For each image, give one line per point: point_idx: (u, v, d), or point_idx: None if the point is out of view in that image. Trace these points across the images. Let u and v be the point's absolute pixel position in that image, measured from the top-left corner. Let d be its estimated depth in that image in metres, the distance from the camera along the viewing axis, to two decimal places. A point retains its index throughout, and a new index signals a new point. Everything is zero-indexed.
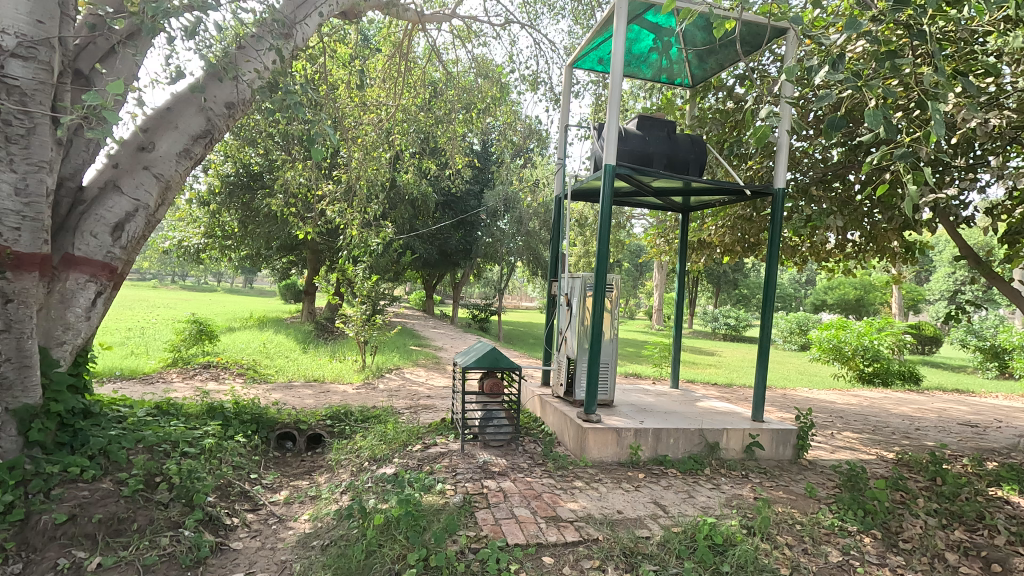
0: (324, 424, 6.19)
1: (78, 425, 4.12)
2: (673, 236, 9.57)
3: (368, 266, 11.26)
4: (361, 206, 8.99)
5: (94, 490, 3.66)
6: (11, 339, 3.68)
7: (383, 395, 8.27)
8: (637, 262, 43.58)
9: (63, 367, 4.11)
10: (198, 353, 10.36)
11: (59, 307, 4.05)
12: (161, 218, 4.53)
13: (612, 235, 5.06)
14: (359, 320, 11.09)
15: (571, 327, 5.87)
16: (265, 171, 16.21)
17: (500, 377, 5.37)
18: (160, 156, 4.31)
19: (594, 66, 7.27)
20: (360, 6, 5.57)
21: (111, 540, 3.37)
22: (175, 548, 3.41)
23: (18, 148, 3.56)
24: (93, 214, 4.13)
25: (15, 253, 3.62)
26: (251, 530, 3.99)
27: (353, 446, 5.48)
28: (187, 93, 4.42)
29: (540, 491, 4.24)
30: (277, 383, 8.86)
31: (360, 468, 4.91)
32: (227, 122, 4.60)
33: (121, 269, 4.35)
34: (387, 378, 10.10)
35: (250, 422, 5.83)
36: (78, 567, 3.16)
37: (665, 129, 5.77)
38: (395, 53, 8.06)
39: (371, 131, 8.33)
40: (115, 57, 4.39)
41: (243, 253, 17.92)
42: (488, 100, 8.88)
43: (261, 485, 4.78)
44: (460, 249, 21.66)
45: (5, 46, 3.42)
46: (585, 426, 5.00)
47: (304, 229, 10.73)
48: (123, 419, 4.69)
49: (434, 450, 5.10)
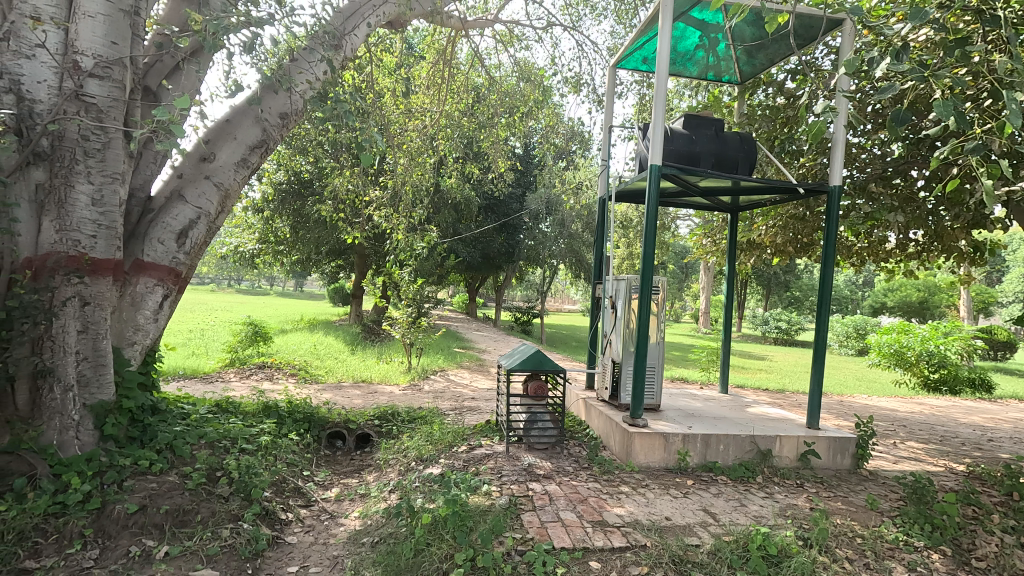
0: (372, 424, 6.36)
1: (148, 421, 4.31)
2: (722, 236, 9.31)
3: (413, 270, 11.50)
4: (406, 210, 9.20)
5: (162, 482, 3.82)
6: (88, 338, 3.90)
7: (429, 397, 8.40)
8: (682, 264, 42.72)
9: (133, 366, 4.35)
10: (254, 353, 10.78)
11: (131, 309, 4.32)
12: (221, 225, 4.83)
13: (658, 240, 5.00)
14: (404, 322, 11.30)
15: (615, 330, 5.82)
16: (315, 178, 16.73)
17: (544, 379, 5.38)
18: (220, 166, 4.61)
19: (638, 66, 7.19)
20: (405, 15, 5.75)
21: (178, 531, 3.53)
22: (235, 540, 3.55)
23: (94, 161, 3.82)
24: (160, 222, 4.40)
25: (92, 259, 3.86)
26: (305, 526, 4.12)
27: (401, 446, 5.60)
28: (244, 105, 4.71)
29: (585, 495, 4.21)
30: (328, 384, 9.11)
31: (407, 468, 5.00)
32: (281, 132, 4.89)
33: (185, 273, 4.63)
34: (433, 380, 10.24)
35: (302, 421, 5.99)
36: (148, 555, 3.32)
37: (712, 127, 5.65)
38: (438, 62, 8.22)
39: (416, 137, 8.54)
40: (180, 74, 4.66)
41: (294, 258, 18.53)
42: (530, 103, 9.06)
43: (312, 482, 4.92)
44: (503, 253, 21.85)
45: (83, 66, 3.72)
46: (631, 430, 4.93)
47: (353, 234, 11.05)
48: (186, 416, 4.92)
49: (479, 451, 5.15)
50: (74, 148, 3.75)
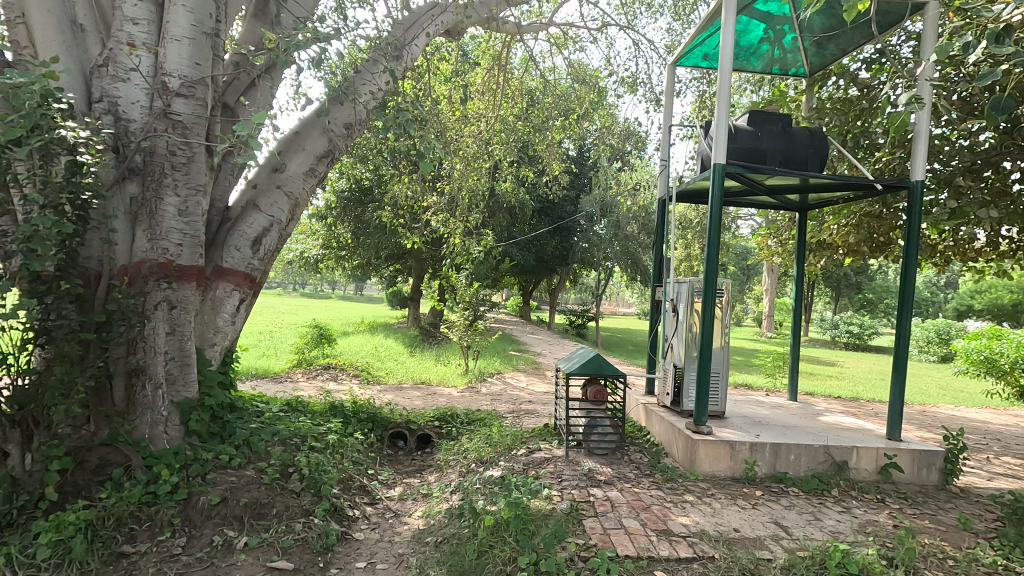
0: (432, 425, 6.47)
1: (227, 418, 4.57)
2: (788, 236, 8.90)
3: (470, 274, 11.66)
4: (463, 215, 9.34)
5: (241, 476, 4.04)
6: (175, 340, 4.17)
7: (486, 399, 8.48)
8: (743, 266, 41.17)
9: (213, 366, 4.63)
10: (319, 354, 11.25)
11: (211, 313, 4.59)
12: (291, 232, 5.08)
13: (723, 242, 4.84)
14: (461, 325, 11.47)
15: (677, 334, 5.67)
16: (375, 185, 17.30)
17: (604, 384, 5.26)
18: (291, 176, 4.85)
19: (698, 63, 6.99)
20: (463, 23, 5.86)
21: (255, 522, 3.72)
22: (307, 534, 3.72)
23: (180, 174, 4.09)
24: (237, 230, 4.67)
25: (179, 265, 4.12)
26: (371, 523, 4.25)
27: (460, 447, 5.67)
28: (312, 117, 4.95)
29: (649, 503, 4.11)
30: (389, 385, 9.37)
31: (468, 470, 5.06)
32: (346, 142, 5.10)
33: (259, 279, 4.90)
34: (490, 382, 10.33)
35: (366, 420, 6.19)
36: (230, 544, 3.52)
37: (779, 123, 5.41)
38: (493, 67, 8.31)
39: (472, 143, 8.68)
40: (255, 90, 4.93)
41: (356, 263, 19.21)
42: (585, 105, 8.99)
43: (377, 480, 5.06)
44: (557, 256, 21.80)
45: (171, 87, 4.00)
46: (695, 438, 4.78)
47: (411, 238, 11.33)
48: (260, 414, 5.18)
49: (539, 455, 5.14)
50: (164, 163, 4.04)
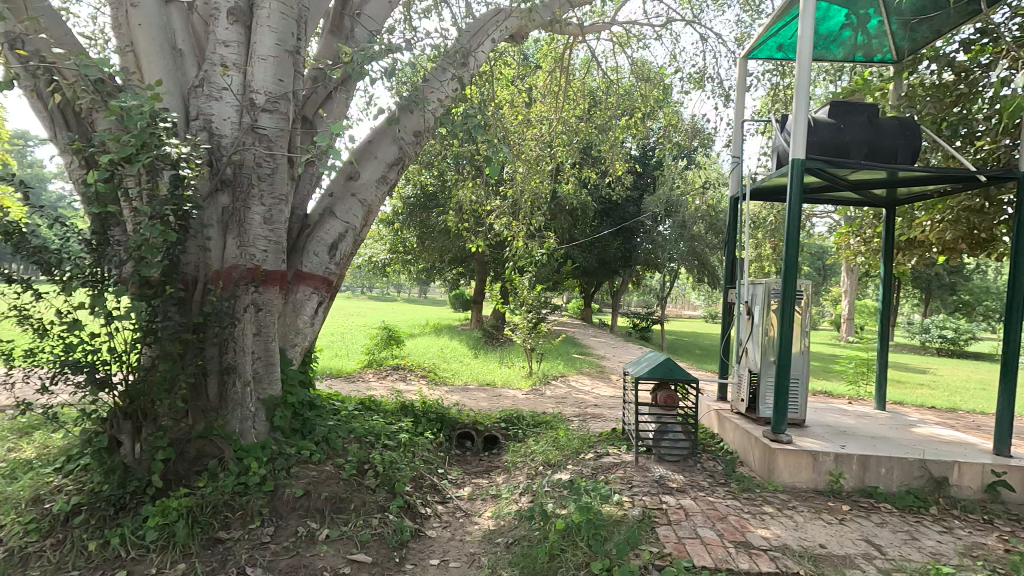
0: (499, 427, 6.53)
1: (307, 415, 4.80)
2: (873, 233, 8.33)
3: (533, 276, 11.70)
4: (526, 218, 9.38)
5: (321, 471, 4.24)
6: (261, 340, 4.44)
7: (551, 402, 8.46)
8: (820, 266, 38.90)
9: (294, 365, 4.88)
10: (388, 355, 11.63)
11: (293, 315, 4.85)
12: (364, 238, 5.29)
13: (802, 241, 4.61)
14: (525, 328, 11.50)
15: (752, 338, 5.44)
16: (439, 191, 17.71)
17: (675, 389, 5.12)
18: (364, 183, 5.06)
19: (772, 54, 6.68)
20: (527, 27, 5.90)
21: (335, 516, 3.89)
22: (383, 529, 3.84)
23: (265, 185, 4.36)
24: (316, 236, 4.91)
25: (265, 270, 4.39)
26: (443, 521, 4.34)
27: (527, 450, 5.69)
28: (384, 126, 5.14)
29: (725, 513, 3.96)
30: (455, 387, 9.53)
31: (536, 472, 5.06)
32: (415, 149, 5.27)
33: (335, 282, 5.13)
34: (554, 385, 10.30)
35: (435, 420, 6.33)
36: (312, 536, 3.69)
37: (865, 113, 5.07)
38: (555, 69, 8.29)
39: (535, 146, 8.71)
40: (331, 103, 5.17)
41: (421, 267, 19.73)
42: (650, 103, 8.82)
43: (447, 480, 5.16)
44: (619, 257, 21.47)
45: (258, 103, 4.27)
46: (773, 447, 4.55)
47: (475, 242, 11.50)
48: (337, 412, 5.41)
49: (607, 460, 5.07)
50: (251, 174, 4.31)
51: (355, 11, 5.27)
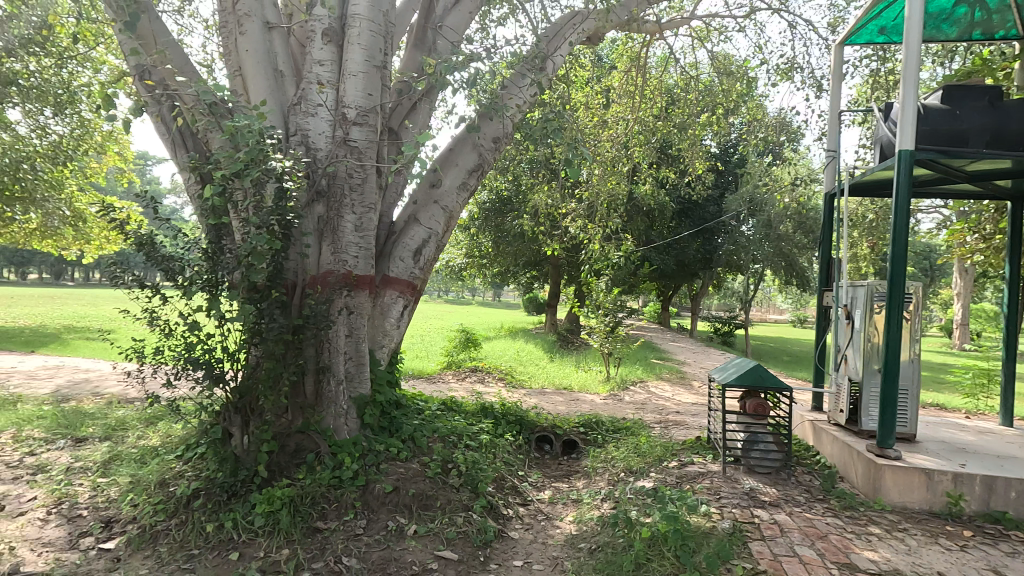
0: (578, 431, 6.48)
1: (394, 414, 5.00)
2: (994, 229, 7.51)
3: (610, 279, 11.54)
4: (603, 221, 9.28)
5: (408, 468, 4.40)
6: (353, 341, 4.68)
7: (631, 408, 8.28)
8: (927, 266, 35.50)
9: (382, 366, 5.10)
10: (466, 357, 11.88)
11: (381, 318, 5.08)
12: (446, 243, 5.46)
13: (911, 239, 4.23)
14: (602, 331, 11.34)
15: (853, 344, 5.06)
16: (513, 195, 17.90)
17: (765, 398, 4.85)
18: (446, 191, 5.22)
19: (872, 39, 6.20)
20: (604, 28, 5.86)
21: (423, 512, 4.02)
22: (468, 528, 3.93)
23: (356, 195, 4.60)
24: (401, 242, 5.11)
25: (355, 275, 4.62)
26: (525, 523, 4.37)
27: (608, 455, 5.61)
28: (464, 134, 5.29)
29: (825, 532, 3.70)
30: (532, 389, 9.58)
31: (617, 479, 4.98)
32: (494, 155, 5.39)
33: (419, 286, 5.32)
34: (633, 390, 10.09)
35: (514, 423, 6.39)
36: (402, 530, 3.84)
37: (986, 97, 4.57)
38: (632, 68, 8.15)
39: (611, 147, 8.61)
40: (415, 113, 5.37)
41: (496, 271, 20.03)
42: (732, 98, 8.47)
43: (527, 482, 5.20)
44: (699, 259, 20.70)
45: (350, 118, 4.52)
46: (879, 462, 4.20)
47: (551, 246, 11.52)
48: (421, 412, 5.60)
49: (692, 469, 4.88)
50: (343, 184, 4.56)
51: (436, 24, 5.45)
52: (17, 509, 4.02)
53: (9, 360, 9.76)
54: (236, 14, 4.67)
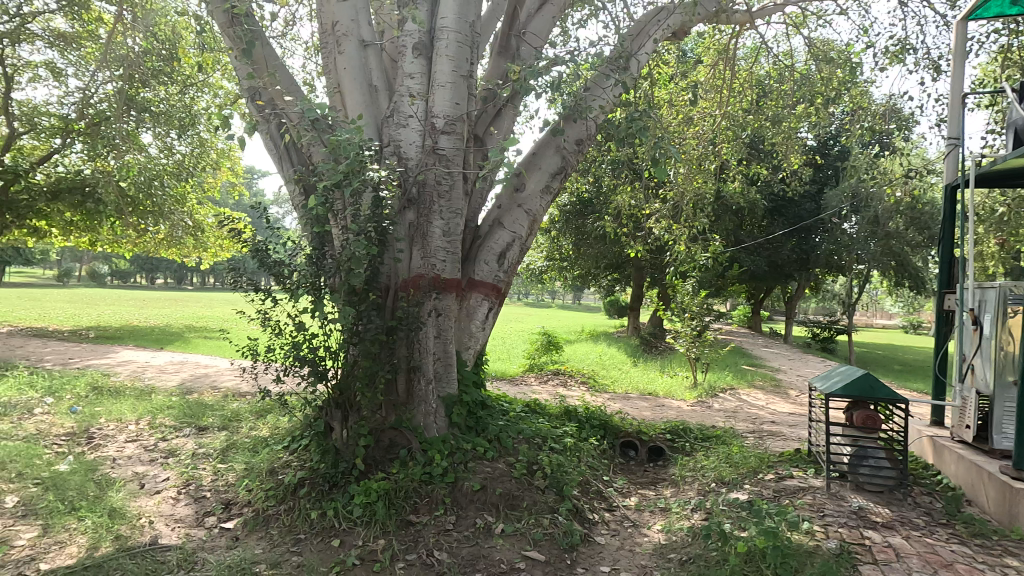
0: (664, 438, 6.30)
1: (480, 414, 5.12)
2: None
3: (697, 282, 11.11)
4: (689, 221, 8.97)
5: (495, 468, 4.48)
6: (441, 342, 4.85)
7: (721, 416, 7.93)
8: None
9: (468, 367, 5.24)
10: (548, 360, 11.92)
11: (467, 320, 5.21)
12: (530, 246, 5.52)
13: None
14: (688, 336, 10.95)
15: (981, 353, 4.54)
16: (594, 198, 17.74)
17: (875, 409, 4.43)
18: (530, 194, 5.29)
19: (1001, 12, 5.54)
20: (691, 22, 5.69)
21: (509, 511, 4.09)
22: (554, 530, 3.95)
23: (444, 201, 4.76)
24: (486, 246, 5.23)
25: (444, 279, 4.79)
26: (611, 529, 4.31)
27: (697, 464, 5.40)
28: (548, 137, 5.34)
29: (950, 560, 3.35)
30: (615, 394, 9.41)
31: (708, 489, 4.78)
32: (577, 157, 5.40)
33: (504, 289, 5.40)
34: (723, 398, 9.64)
35: (599, 427, 6.32)
36: (490, 528, 3.93)
37: None
38: (719, 61, 7.82)
39: (698, 144, 8.32)
40: (500, 120, 5.49)
41: (577, 274, 19.94)
42: (833, 87, 7.89)
43: (613, 487, 5.12)
44: (794, 260, 19.41)
45: (438, 127, 4.70)
46: (1015, 486, 3.74)
47: (634, 247, 11.30)
48: (506, 413, 5.68)
49: (792, 483, 4.59)
50: (433, 191, 4.74)
51: (520, 30, 5.53)
52: (153, 487, 4.53)
53: (143, 356, 11.01)
54: (336, 35, 5.00)
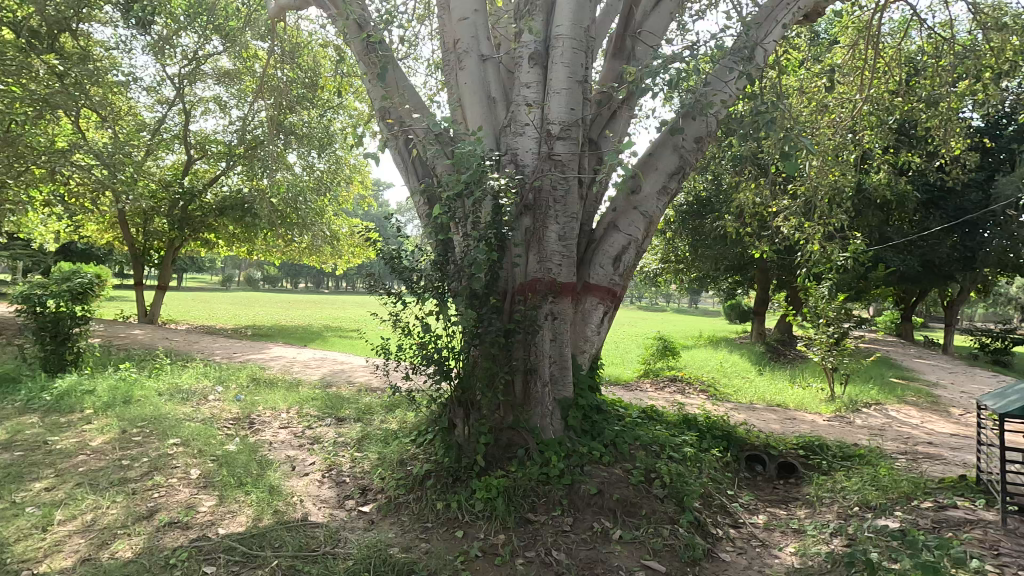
0: (797, 454, 5.83)
1: (596, 419, 5.10)
2: None
3: (833, 285, 10.13)
4: (823, 218, 8.22)
5: (612, 473, 4.44)
6: (557, 346, 4.91)
7: (864, 433, 7.15)
8: None
9: (583, 370, 5.25)
10: (665, 366, 11.54)
11: (582, 323, 5.22)
12: (645, 249, 5.41)
13: None
14: (823, 344, 10.00)
15: None
16: (713, 196, 16.86)
17: None
18: (646, 196, 5.19)
19: None
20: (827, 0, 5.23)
21: (627, 519, 4.05)
22: (675, 541, 3.84)
23: (560, 206, 4.83)
24: (601, 250, 5.21)
25: (559, 283, 4.85)
26: (737, 546, 4.09)
27: (836, 485, 4.93)
28: (665, 136, 5.20)
29: None
30: (739, 404, 8.85)
31: (849, 513, 4.36)
32: (696, 156, 5.23)
33: (619, 293, 5.35)
34: (866, 413, 8.69)
35: (722, 438, 5.99)
36: (607, 533, 3.92)
37: None
38: (859, 41, 7.06)
39: (834, 134, 7.60)
40: (615, 122, 5.45)
41: (694, 276, 19.08)
42: (1007, 58, 6.79)
43: (738, 503, 4.83)
44: (956, 259, 16.93)
45: (554, 133, 4.77)
46: None
47: (759, 248, 10.57)
48: (622, 418, 5.60)
49: (955, 513, 4.04)
50: (548, 197, 4.82)
51: (636, 29, 5.45)
52: (302, 470, 5.09)
53: (291, 352, 12.38)
54: (457, 52, 5.29)
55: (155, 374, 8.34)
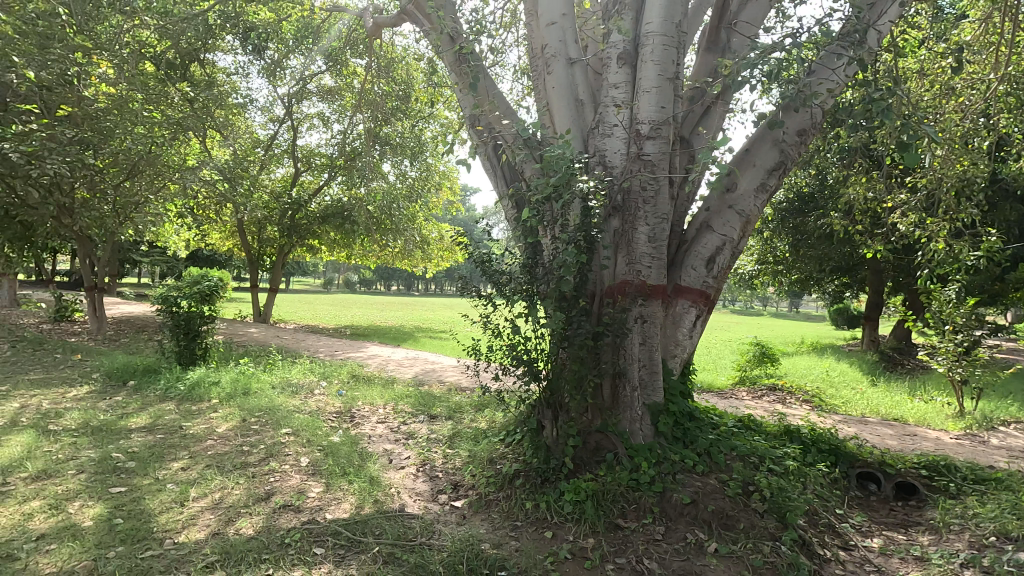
0: (918, 474, 5.28)
1: (688, 426, 4.93)
2: None
3: (962, 287, 9.06)
4: (950, 213, 7.39)
5: (706, 483, 4.27)
6: (646, 349, 4.81)
7: (1003, 455, 6.32)
8: None
9: (674, 376, 5.09)
10: (763, 373, 10.89)
11: (673, 327, 5.07)
12: (741, 249, 5.16)
13: None
14: (950, 353, 8.96)
15: None
16: (817, 192, 15.68)
17: None
18: (742, 194, 4.95)
19: None
20: None
21: (723, 532, 3.88)
22: (776, 559, 3.64)
23: (650, 207, 4.72)
24: (693, 251, 5.03)
25: (649, 285, 4.74)
26: (848, 570, 3.79)
27: (967, 510, 4.41)
28: (763, 131, 4.94)
29: None
30: (849, 417, 8.16)
31: (984, 544, 3.88)
32: (798, 150, 4.93)
33: (712, 295, 5.14)
34: (1004, 432, 7.69)
35: (829, 452, 5.56)
36: (701, 545, 3.79)
37: None
38: (993, 14, 6.30)
39: (962, 119, 6.82)
40: (708, 118, 5.25)
41: (795, 278, 17.83)
42: None
43: (849, 524, 4.46)
44: None
45: (643, 132, 4.68)
46: None
47: (872, 247, 9.70)
48: (717, 427, 5.36)
49: None
50: (638, 197, 4.73)
51: (731, 20, 5.22)
52: (399, 463, 5.36)
53: (386, 351, 13.05)
54: (545, 57, 5.33)
55: (269, 368, 9.14)
